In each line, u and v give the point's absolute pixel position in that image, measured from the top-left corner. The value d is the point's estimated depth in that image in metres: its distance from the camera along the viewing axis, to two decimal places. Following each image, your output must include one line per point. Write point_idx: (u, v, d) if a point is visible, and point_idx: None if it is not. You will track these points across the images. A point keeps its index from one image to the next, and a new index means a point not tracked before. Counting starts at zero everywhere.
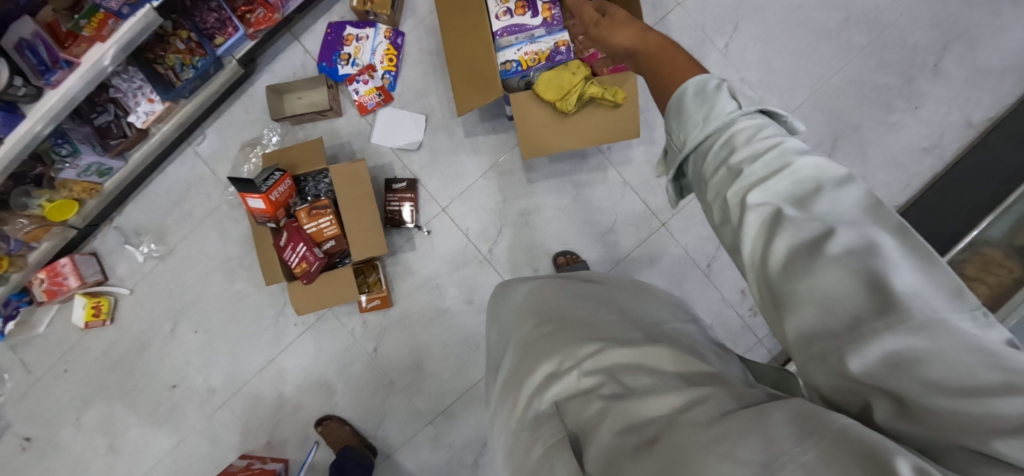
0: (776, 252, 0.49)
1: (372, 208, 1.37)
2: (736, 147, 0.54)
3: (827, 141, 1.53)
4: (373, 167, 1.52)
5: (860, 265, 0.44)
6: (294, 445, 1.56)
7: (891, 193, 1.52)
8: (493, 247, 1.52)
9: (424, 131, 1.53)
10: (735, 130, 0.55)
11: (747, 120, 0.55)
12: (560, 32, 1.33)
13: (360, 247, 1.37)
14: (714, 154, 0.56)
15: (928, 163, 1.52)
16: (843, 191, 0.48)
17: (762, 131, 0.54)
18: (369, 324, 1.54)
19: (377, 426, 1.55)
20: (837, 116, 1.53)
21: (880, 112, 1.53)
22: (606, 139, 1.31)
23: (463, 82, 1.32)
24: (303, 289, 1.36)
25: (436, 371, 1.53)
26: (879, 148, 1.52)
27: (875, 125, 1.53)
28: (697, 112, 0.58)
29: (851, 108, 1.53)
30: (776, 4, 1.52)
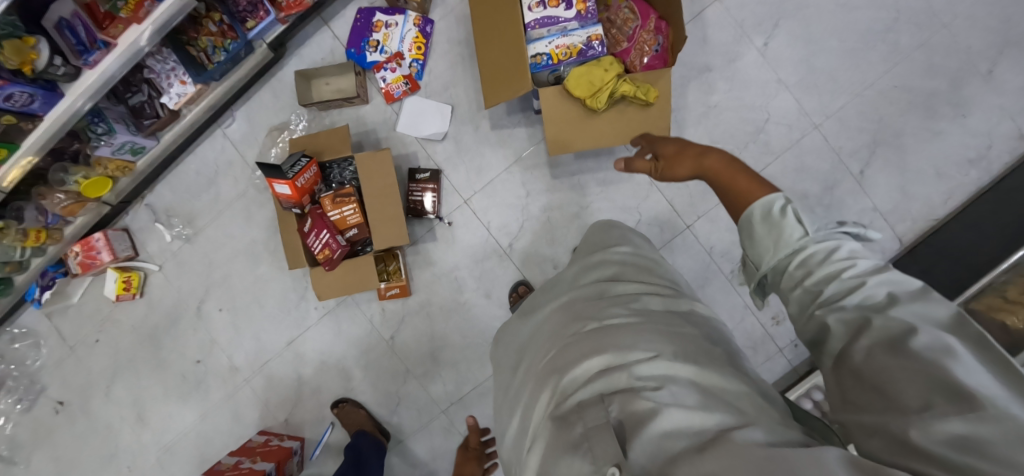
0: (856, 349, 0.54)
1: (396, 197, 1.37)
2: (811, 268, 0.61)
3: (865, 148, 1.46)
4: (398, 156, 1.52)
5: (940, 361, 0.46)
6: (311, 426, 1.59)
7: (931, 205, 1.46)
8: (514, 241, 1.51)
9: (450, 122, 1.52)
10: (809, 252, 0.62)
11: (823, 242, 0.62)
12: (594, 26, 1.29)
13: (383, 235, 1.37)
14: (792, 271, 0.63)
15: (973, 175, 1.45)
16: (921, 302, 0.52)
17: (837, 254, 0.60)
18: (387, 313, 1.56)
19: (392, 411, 1.57)
20: (879, 121, 1.46)
21: (927, 119, 1.45)
22: (635, 139, 1.28)
23: (493, 75, 1.30)
24: (325, 275, 1.37)
25: (451, 361, 1.54)
26: (922, 158, 1.45)
27: (920, 132, 1.45)
28: (772, 237, 0.66)
29: (894, 114, 1.46)
30: (821, 2, 1.45)
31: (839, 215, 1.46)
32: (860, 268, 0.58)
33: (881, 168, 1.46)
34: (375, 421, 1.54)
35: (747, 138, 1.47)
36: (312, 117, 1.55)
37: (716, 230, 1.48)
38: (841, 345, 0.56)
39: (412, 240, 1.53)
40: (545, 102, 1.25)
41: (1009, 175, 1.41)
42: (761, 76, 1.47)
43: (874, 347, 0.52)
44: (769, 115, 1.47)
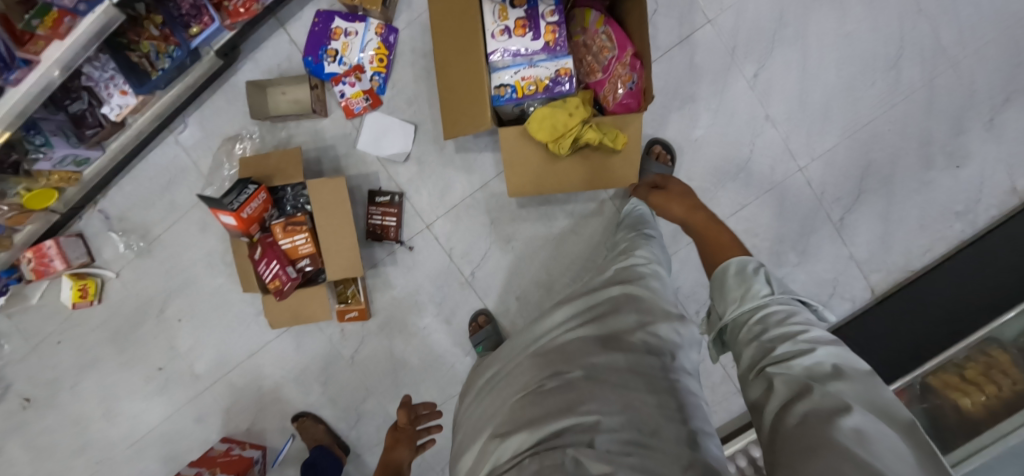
0: (794, 412, 0.59)
1: (350, 226, 1.31)
2: (768, 325, 0.70)
3: (848, 196, 1.40)
4: (358, 176, 1.45)
5: (861, 445, 0.52)
6: (272, 435, 1.60)
7: (908, 255, 1.42)
8: (477, 270, 1.46)
9: (413, 142, 1.43)
10: (767, 307, 0.72)
11: (778, 301, 0.72)
12: (563, 57, 1.18)
13: (337, 265, 1.32)
14: (750, 320, 0.73)
15: (957, 227, 1.40)
16: (860, 379, 0.60)
17: (790, 310, 0.71)
18: (347, 332, 1.52)
19: (353, 426, 1.56)
20: (869, 165, 1.39)
21: (919, 166, 1.39)
22: (600, 185, 1.21)
23: (453, 105, 1.21)
24: (277, 304, 1.33)
25: (412, 383, 1.52)
26: (907, 206, 1.40)
27: (909, 181, 1.39)
28: (738, 291, 0.77)
29: (886, 158, 1.39)
30: (821, 30, 1.34)
31: (813, 260, 1.42)
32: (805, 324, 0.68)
33: (863, 215, 1.41)
34: (335, 436, 1.54)
35: (727, 176, 1.39)
36: (268, 127, 1.45)
37: (685, 269, 1.43)
38: (780, 395, 0.63)
39: (372, 263, 1.48)
40: (505, 143, 1.16)
41: (993, 230, 1.39)
42: (748, 110, 1.37)
43: (808, 398, 0.59)
44: (753, 152, 1.39)
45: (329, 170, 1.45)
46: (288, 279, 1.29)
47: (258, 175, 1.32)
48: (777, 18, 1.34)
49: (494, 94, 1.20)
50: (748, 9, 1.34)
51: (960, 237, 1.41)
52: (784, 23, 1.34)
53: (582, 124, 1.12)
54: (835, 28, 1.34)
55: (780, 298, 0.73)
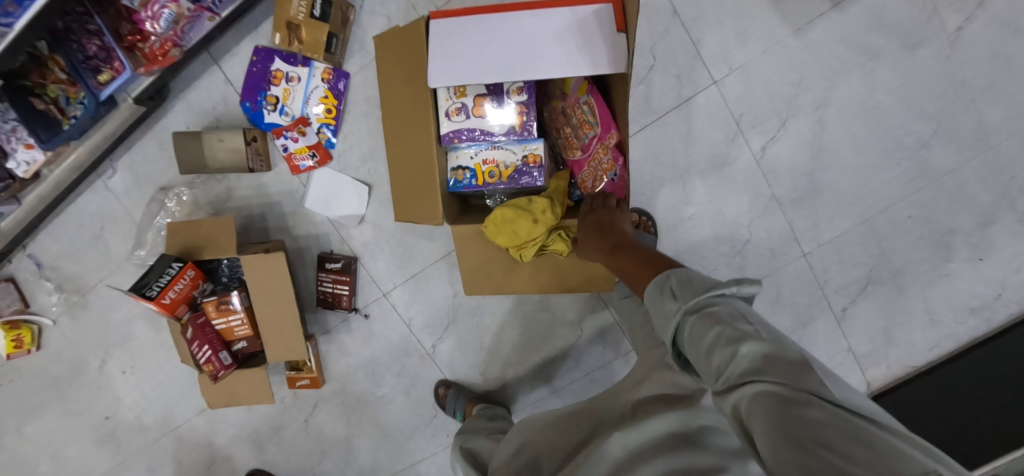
0: (755, 423, 0.48)
1: (291, 305, 1.17)
2: (697, 337, 0.55)
3: (855, 285, 1.26)
4: (306, 236, 1.29)
5: (821, 439, 0.44)
6: None
7: (913, 351, 1.28)
8: (439, 343, 1.33)
9: (368, 204, 1.26)
10: (694, 319, 0.57)
11: (703, 307, 0.57)
12: (532, 142, 1.01)
13: (277, 346, 1.19)
14: (687, 342, 0.57)
15: (971, 325, 1.26)
16: (803, 367, 0.50)
17: (718, 315, 0.55)
18: (300, 395, 1.41)
19: None
20: (881, 254, 1.24)
21: (936, 256, 1.24)
22: (571, 288, 1.07)
23: (403, 188, 1.04)
24: (214, 385, 1.21)
25: (369, 449, 1.40)
26: (917, 297, 1.26)
27: (924, 272, 1.24)
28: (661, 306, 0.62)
29: (902, 246, 1.24)
30: (844, 99, 1.18)
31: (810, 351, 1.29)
32: (741, 334, 0.53)
33: (867, 306, 1.27)
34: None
35: (723, 259, 1.25)
36: (204, 179, 1.27)
37: None
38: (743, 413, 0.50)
39: (324, 329, 1.35)
40: (460, 241, 1.01)
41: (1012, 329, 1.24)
42: (750, 189, 1.22)
43: (769, 432, 0.46)
44: (752, 232, 1.24)
45: (274, 228, 1.29)
46: (223, 363, 1.17)
47: (187, 245, 1.16)
48: (795, 84, 1.18)
49: (450, 179, 1.04)
50: (763, 73, 1.18)
51: (975, 334, 1.27)
52: (802, 91, 1.18)
53: (549, 231, 0.97)
54: (861, 98, 1.18)
55: (704, 308, 0.57)
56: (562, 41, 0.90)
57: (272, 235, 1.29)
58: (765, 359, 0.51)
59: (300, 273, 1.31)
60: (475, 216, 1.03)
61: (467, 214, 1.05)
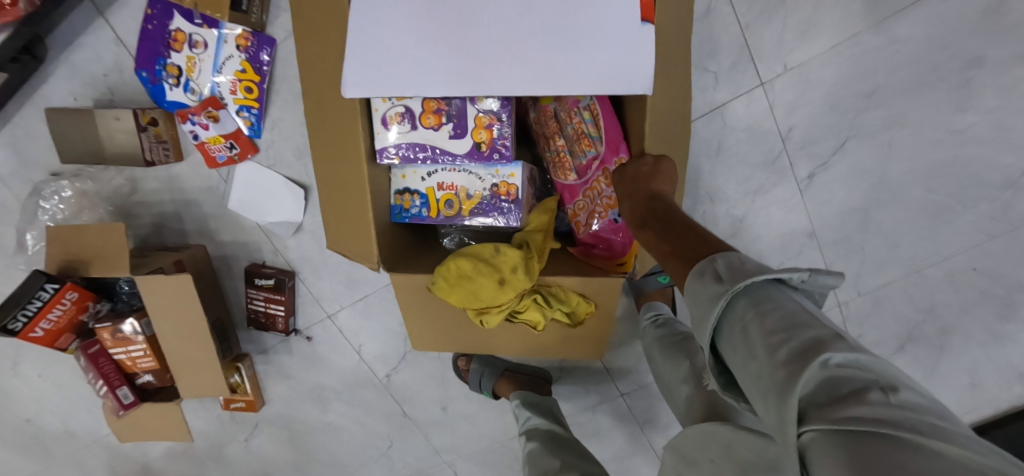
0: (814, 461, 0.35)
1: (205, 337, 0.91)
2: (746, 339, 0.42)
3: (893, 342, 1.08)
4: (233, 243, 1.00)
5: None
6: None
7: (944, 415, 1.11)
8: (394, 372, 1.08)
9: (307, 211, 0.97)
10: (745, 317, 0.43)
11: (756, 303, 0.43)
12: (507, 165, 0.73)
13: (191, 381, 0.94)
14: (735, 347, 0.43)
15: (1016, 392, 1.07)
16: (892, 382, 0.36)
17: (774, 313, 0.41)
18: (239, 416, 1.13)
19: None
20: (928, 310, 1.04)
21: (993, 316, 1.02)
22: (546, 352, 0.86)
23: (338, 213, 0.71)
24: (121, 420, 0.99)
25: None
26: (968, 362, 1.06)
27: (979, 335, 1.04)
28: (697, 292, 0.47)
29: (958, 305, 1.03)
30: (924, 120, 0.93)
31: None
32: (809, 339, 0.39)
33: (904, 364, 1.08)
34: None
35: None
36: (100, 167, 0.96)
37: (657, 402, 1.12)
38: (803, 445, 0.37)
39: (260, 348, 1.07)
40: (406, 296, 0.77)
41: None
42: (787, 223, 1.01)
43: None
44: None
45: (193, 230, 1.00)
46: (122, 402, 0.94)
47: (69, 258, 0.87)
48: (864, 96, 0.93)
49: (394, 205, 0.76)
50: (823, 77, 0.92)
51: None
52: (872, 105, 0.93)
53: (520, 295, 0.73)
54: (941, 121, 0.92)
55: (757, 302, 0.43)
56: (551, 35, 0.62)
57: (191, 239, 1.00)
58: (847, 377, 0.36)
59: (229, 286, 1.04)
60: (427, 262, 0.77)
61: (416, 256, 0.79)
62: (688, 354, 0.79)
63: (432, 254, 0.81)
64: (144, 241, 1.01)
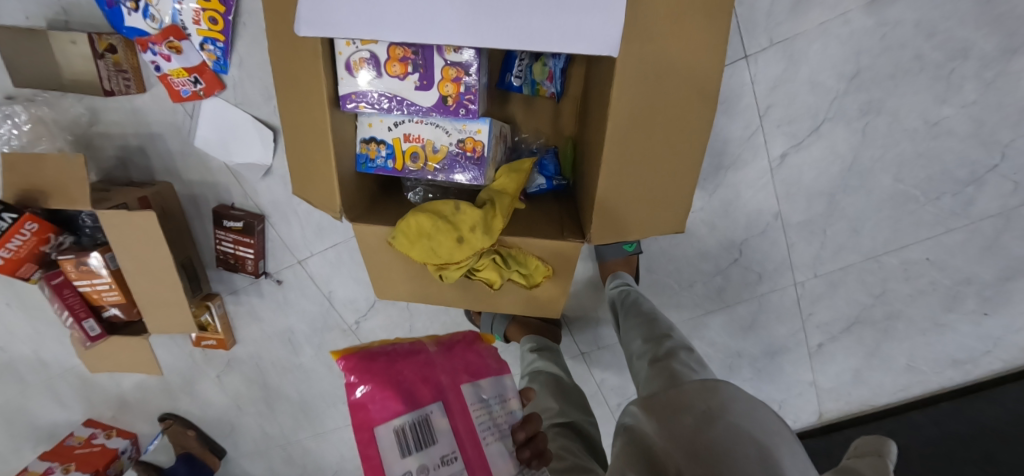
0: None
1: (171, 276, 0.86)
2: None
3: (840, 322, 1.18)
4: (198, 182, 0.95)
5: None
6: (138, 432, 1.26)
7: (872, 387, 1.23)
8: (363, 320, 1.08)
9: (275, 154, 0.92)
10: None
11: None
12: (475, 121, 0.71)
13: (159, 318, 0.91)
14: None
15: (947, 374, 1.20)
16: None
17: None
18: (210, 354, 1.14)
19: (226, 433, 1.25)
20: (872, 292, 1.13)
21: (938, 305, 1.13)
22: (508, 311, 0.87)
23: (301, 159, 0.69)
24: (91, 353, 0.97)
25: (289, 414, 1.20)
26: (897, 346, 1.19)
27: (917, 319, 1.15)
28: None
29: (903, 291, 1.13)
30: (902, 109, 0.94)
31: (769, 379, 1.28)
32: None
33: (845, 344, 1.21)
34: (207, 442, 1.25)
35: (701, 278, 1.12)
36: (57, 94, 0.90)
37: (618, 362, 1.18)
38: None
39: (231, 289, 1.04)
40: (368, 246, 0.77)
41: (985, 387, 1.18)
42: (759, 205, 1.03)
43: None
44: (748, 250, 1.08)
45: (159, 166, 0.95)
46: (89, 334, 0.91)
47: (27, 187, 0.81)
48: (846, 79, 0.92)
49: (358, 153, 0.74)
50: (813, 57, 0.91)
51: (944, 382, 1.22)
52: (853, 89, 0.93)
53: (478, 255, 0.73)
54: (921, 112, 0.94)
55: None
56: None
57: (157, 176, 0.96)
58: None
59: (196, 226, 0.99)
60: (392, 215, 0.77)
61: (380, 208, 0.78)
62: (653, 330, 0.84)
63: (397, 208, 0.80)
64: (109, 175, 0.97)
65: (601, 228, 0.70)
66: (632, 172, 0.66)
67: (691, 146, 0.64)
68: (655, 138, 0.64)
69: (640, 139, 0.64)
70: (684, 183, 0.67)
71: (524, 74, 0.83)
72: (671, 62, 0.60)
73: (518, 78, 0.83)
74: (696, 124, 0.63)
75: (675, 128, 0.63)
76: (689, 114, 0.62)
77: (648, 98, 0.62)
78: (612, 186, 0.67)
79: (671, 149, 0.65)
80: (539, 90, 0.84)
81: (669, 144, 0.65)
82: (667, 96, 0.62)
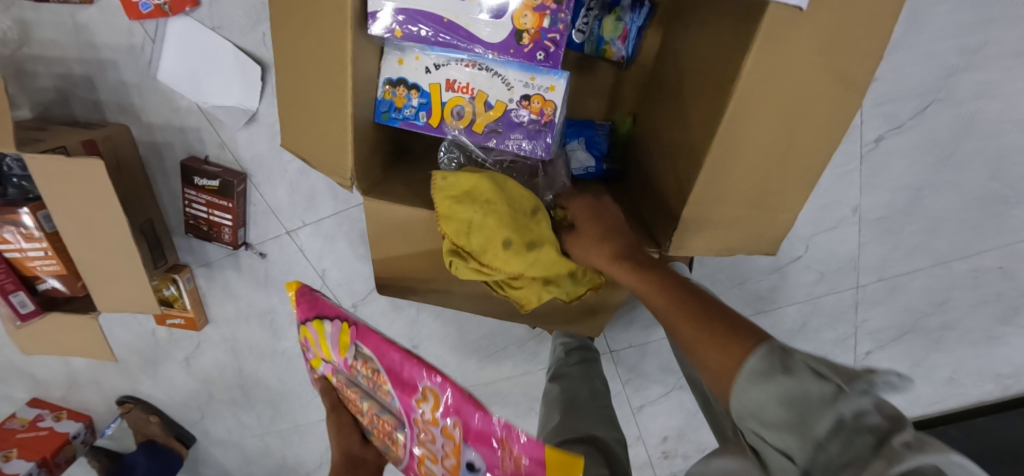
0: None
1: (124, 243, 0.68)
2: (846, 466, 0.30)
3: (891, 331, 1.04)
4: (164, 126, 0.76)
5: None
6: (91, 416, 1.09)
7: (912, 403, 1.12)
8: (360, 305, 0.92)
9: (261, 98, 0.73)
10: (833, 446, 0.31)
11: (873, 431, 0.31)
12: (547, 74, 0.54)
13: (108, 296, 0.72)
14: None
15: (985, 388, 1.08)
16: None
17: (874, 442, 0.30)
18: (178, 332, 0.96)
19: (193, 420, 1.09)
20: (936, 302, 1.00)
21: (998, 318, 1.01)
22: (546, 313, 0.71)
23: (304, 103, 0.51)
24: (26, 334, 0.79)
25: (268, 404, 1.05)
26: (946, 358, 1.06)
27: (973, 331, 1.03)
28: (788, 388, 0.35)
29: (969, 302, 1.00)
30: (1016, 94, 0.81)
31: None
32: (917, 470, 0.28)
33: (894, 353, 1.06)
34: (174, 427, 1.09)
35: (754, 275, 0.97)
36: None
37: (645, 361, 1.06)
38: None
39: (202, 261, 0.86)
40: (378, 226, 0.59)
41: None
42: (834, 195, 0.89)
43: None
44: (812, 247, 0.94)
45: (111, 103, 0.75)
46: (18, 312, 0.72)
47: None
48: (968, 53, 0.78)
49: (381, 98, 0.56)
50: (927, 22, 0.77)
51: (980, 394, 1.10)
52: (971, 66, 0.79)
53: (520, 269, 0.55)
54: None
55: None
56: None
57: (108, 116, 0.76)
58: None
59: (158, 182, 0.80)
60: (416, 186, 0.59)
61: (398, 177, 0.60)
62: None
63: (417, 176, 0.62)
64: (47, 110, 0.77)
65: (686, 234, 0.54)
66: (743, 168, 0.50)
67: (811, 159, 0.50)
68: (771, 149, 0.49)
69: (750, 149, 0.49)
70: (796, 190, 0.52)
71: (590, 27, 0.67)
72: (816, 50, 0.44)
73: (581, 33, 0.67)
74: (824, 132, 0.48)
75: (796, 138, 0.48)
76: (820, 120, 0.47)
77: (775, 95, 0.46)
78: (705, 196, 0.52)
79: (787, 163, 0.50)
80: (605, 50, 0.68)
81: (784, 158, 0.50)
82: (798, 96, 0.46)
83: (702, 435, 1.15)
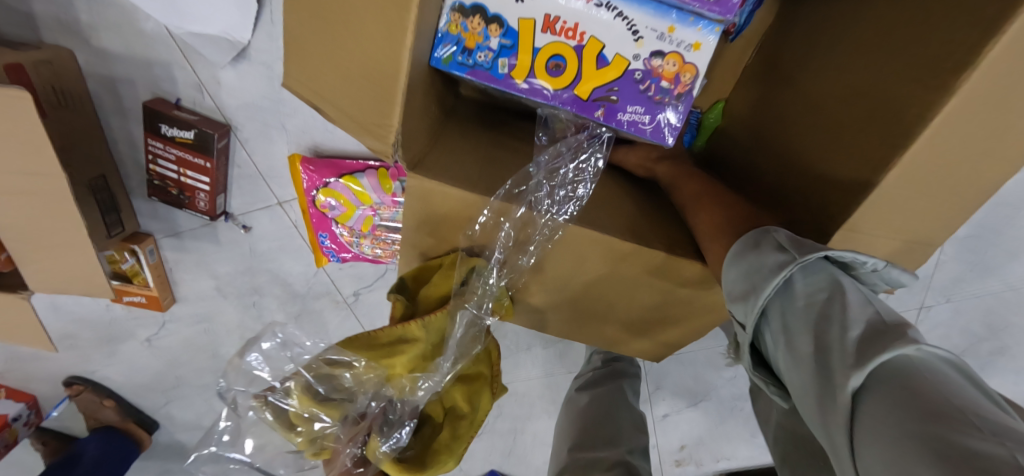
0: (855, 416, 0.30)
1: (59, 207, 0.51)
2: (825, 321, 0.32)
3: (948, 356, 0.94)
4: (124, 56, 0.58)
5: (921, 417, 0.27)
6: (33, 396, 0.93)
7: None
8: (365, 292, 0.75)
9: (258, 32, 0.56)
10: (807, 299, 0.34)
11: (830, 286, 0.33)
12: (693, 26, 0.42)
13: (40, 272, 0.56)
14: (789, 343, 0.34)
15: None
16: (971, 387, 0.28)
17: (836, 299, 0.33)
18: (139, 309, 0.80)
19: (156, 406, 0.94)
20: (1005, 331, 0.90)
21: None
22: (607, 342, 0.58)
23: (342, 30, 0.36)
24: None
25: None
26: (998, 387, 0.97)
27: None
28: (757, 263, 0.36)
29: None
30: None
31: None
32: (862, 323, 0.31)
33: None
34: (133, 412, 0.94)
35: None
36: None
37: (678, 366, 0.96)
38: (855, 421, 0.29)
39: (170, 229, 0.69)
40: (415, 203, 0.45)
41: None
42: None
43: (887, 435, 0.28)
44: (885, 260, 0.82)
45: (49, 18, 0.56)
46: None
47: None
48: None
49: (445, 29, 0.44)
50: None
51: None
52: None
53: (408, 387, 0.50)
54: None
55: (844, 347, 0.31)
56: None
57: (45, 35, 0.57)
58: (887, 435, 0.28)
59: (114, 126, 0.62)
60: (466, 163, 0.45)
61: (450, 139, 0.47)
62: None
63: (475, 139, 0.49)
64: None
65: None
66: (908, 195, 0.38)
67: (981, 177, 0.38)
68: (939, 165, 0.37)
69: (923, 162, 0.37)
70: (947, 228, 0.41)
71: None
72: None
73: None
74: (999, 150, 0.36)
75: (965, 154, 0.36)
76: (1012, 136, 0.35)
77: (970, 97, 0.33)
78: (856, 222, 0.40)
79: (947, 182, 0.38)
80: None
81: (934, 175, 0.37)
82: (1003, 97, 0.33)
83: (722, 445, 1.04)
